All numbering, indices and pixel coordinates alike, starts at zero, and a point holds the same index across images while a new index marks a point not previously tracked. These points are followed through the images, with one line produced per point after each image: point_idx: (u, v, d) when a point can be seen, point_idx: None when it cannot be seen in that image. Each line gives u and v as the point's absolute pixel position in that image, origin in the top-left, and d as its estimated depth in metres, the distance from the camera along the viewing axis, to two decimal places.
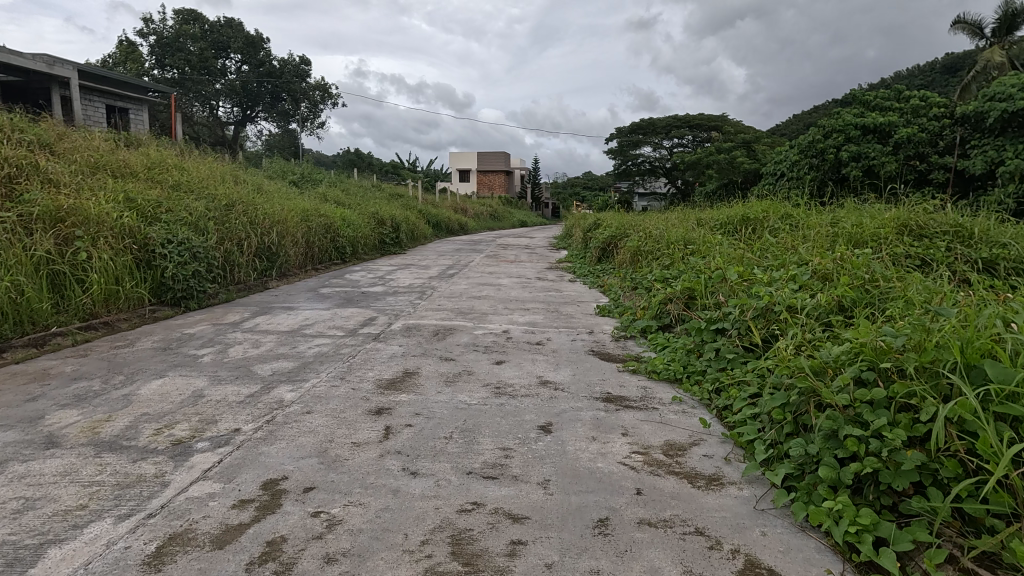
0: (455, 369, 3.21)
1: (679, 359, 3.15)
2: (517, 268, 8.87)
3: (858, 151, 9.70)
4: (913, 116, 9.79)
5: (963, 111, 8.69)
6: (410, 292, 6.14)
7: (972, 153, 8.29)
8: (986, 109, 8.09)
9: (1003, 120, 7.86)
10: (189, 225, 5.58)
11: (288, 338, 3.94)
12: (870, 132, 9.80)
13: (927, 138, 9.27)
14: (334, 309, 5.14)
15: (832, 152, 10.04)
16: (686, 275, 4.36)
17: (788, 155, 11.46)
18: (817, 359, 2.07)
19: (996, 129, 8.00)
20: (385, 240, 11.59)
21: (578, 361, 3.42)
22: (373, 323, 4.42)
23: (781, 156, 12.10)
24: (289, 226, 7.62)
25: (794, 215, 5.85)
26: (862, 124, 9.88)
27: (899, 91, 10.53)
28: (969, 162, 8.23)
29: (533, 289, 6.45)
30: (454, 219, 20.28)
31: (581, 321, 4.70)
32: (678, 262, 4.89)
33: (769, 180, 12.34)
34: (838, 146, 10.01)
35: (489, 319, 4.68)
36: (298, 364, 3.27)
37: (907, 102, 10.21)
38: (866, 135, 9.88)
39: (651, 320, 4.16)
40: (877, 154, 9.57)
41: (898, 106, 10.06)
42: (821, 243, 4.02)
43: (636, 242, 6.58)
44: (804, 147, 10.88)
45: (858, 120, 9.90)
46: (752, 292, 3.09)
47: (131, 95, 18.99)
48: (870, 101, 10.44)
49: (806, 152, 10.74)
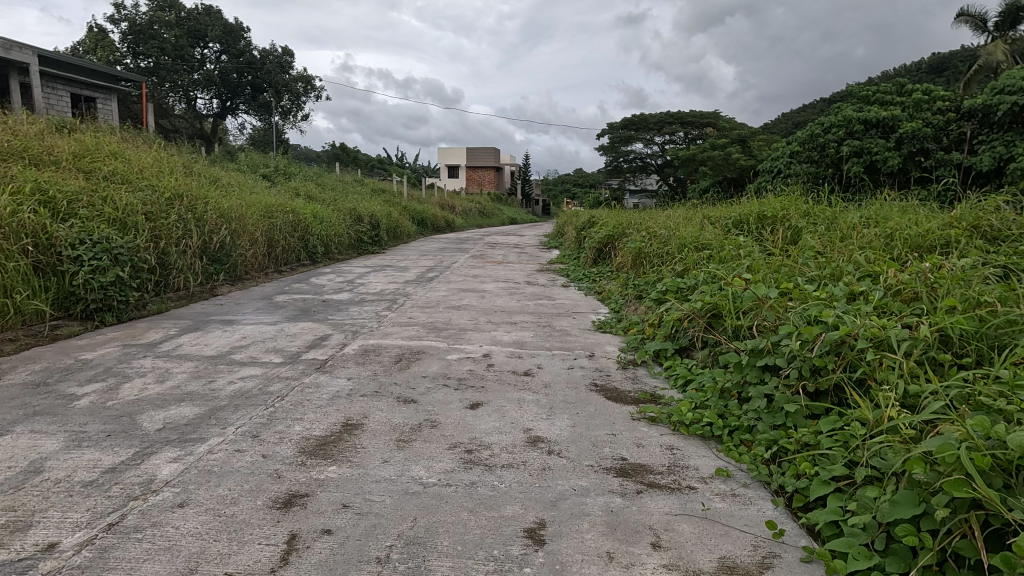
0: (414, 418, 2.38)
1: (712, 404, 2.38)
2: (505, 269, 8.07)
3: (859, 146, 9.14)
4: (917, 110, 9.13)
5: (971, 105, 8.22)
6: (379, 300, 5.32)
7: (981, 148, 7.77)
8: (996, 102, 7.65)
9: (1012, 113, 7.41)
10: (113, 222, 4.74)
11: (208, 368, 3.09)
12: (872, 126, 9.16)
13: (931, 133, 8.57)
14: (284, 323, 4.27)
15: (833, 146, 9.53)
16: (705, 285, 3.58)
17: (788, 150, 10.84)
18: (971, 446, 1.31)
19: (1004, 124, 7.54)
20: (363, 238, 10.70)
21: (578, 404, 2.62)
22: (324, 345, 3.58)
23: (780, 151, 11.43)
24: (245, 223, 6.75)
25: (821, 212, 5.08)
26: (864, 117, 9.25)
27: (902, 85, 9.97)
28: (978, 158, 7.71)
29: (521, 297, 5.66)
30: (441, 216, 19.41)
31: (578, 339, 3.91)
32: (694, 269, 4.11)
33: (767, 177, 11.67)
34: (839, 141, 9.45)
35: (467, 337, 3.85)
36: (204, 412, 2.43)
37: (910, 95, 9.62)
38: (868, 130, 9.26)
39: (664, 342, 3.39)
40: (877, 149, 8.92)
41: (899, 100, 9.40)
42: (875, 248, 3.26)
43: (638, 242, 5.81)
44: (803, 140, 10.42)
45: (861, 114, 9.29)
46: (811, 315, 2.32)
47: (99, 85, 17.85)
48: (871, 97, 9.95)
49: (806, 146, 10.20)
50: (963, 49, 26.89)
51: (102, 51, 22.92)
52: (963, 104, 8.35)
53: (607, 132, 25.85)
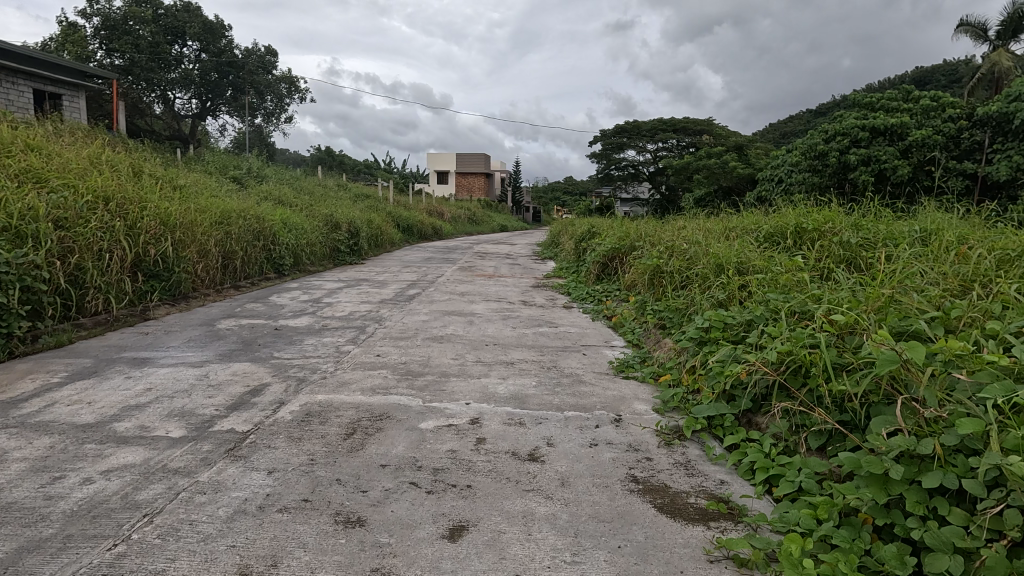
0: (357, 570, 1.44)
1: (843, 540, 1.46)
2: (496, 285, 7.16)
3: (867, 154, 8.58)
4: (925, 117, 8.72)
5: (984, 112, 7.86)
6: (345, 329, 4.36)
7: (995, 158, 7.39)
8: (1012, 110, 7.24)
9: None
10: (3, 233, 3.77)
11: (66, 449, 2.10)
12: (880, 134, 8.68)
13: (943, 142, 8.19)
14: (212, 365, 3.27)
15: (836, 155, 8.97)
16: (770, 324, 2.70)
17: (788, 158, 10.25)
18: None
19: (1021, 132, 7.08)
20: (340, 247, 9.67)
21: (620, 526, 1.69)
22: (252, 404, 2.60)
23: (782, 158, 10.69)
24: (194, 230, 5.76)
25: (872, 225, 4.27)
26: (871, 125, 8.76)
27: (908, 92, 9.44)
28: (993, 167, 7.33)
29: (517, 323, 4.75)
30: (427, 222, 18.40)
31: (595, 391, 2.97)
32: (742, 301, 3.23)
33: (769, 185, 10.85)
34: (842, 150, 8.92)
35: (451, 390, 2.91)
36: (2, 558, 1.45)
37: (917, 103, 9.11)
38: (874, 137, 8.77)
39: (718, 403, 2.49)
40: (887, 157, 8.38)
41: (907, 107, 8.88)
42: (1006, 282, 2.44)
43: (655, 257, 4.96)
44: (806, 148, 9.75)
45: (866, 121, 8.78)
46: (1009, 401, 1.45)
47: (64, 80, 16.51)
48: (875, 103, 9.42)
49: (807, 154, 9.57)
50: (952, 62, 26.81)
51: (72, 46, 21.48)
52: (975, 112, 8.02)
53: (600, 139, 25.22)
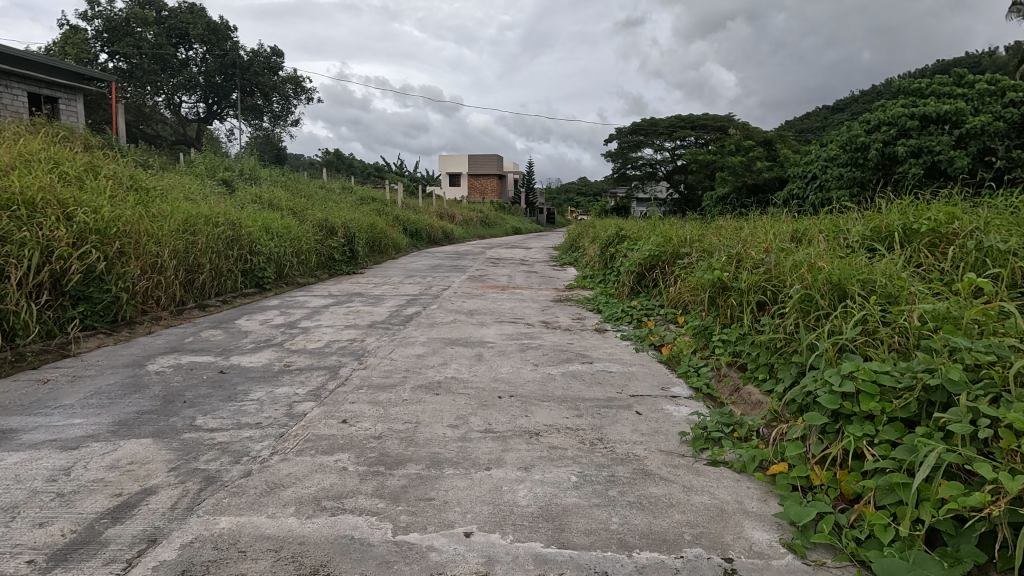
0: None
1: None
2: (510, 300, 6.06)
3: (918, 144, 7.27)
4: (981, 102, 7.50)
5: None
6: (314, 371, 3.27)
7: None
8: None
9: None
10: None
11: None
12: (933, 122, 7.39)
13: (1004, 129, 6.97)
14: (93, 445, 2.20)
15: (878, 147, 7.61)
16: (987, 400, 1.59)
17: (821, 152, 8.99)
18: None
19: None
20: (335, 256, 8.62)
21: None
22: (98, 548, 1.51)
23: (815, 151, 9.32)
24: (143, 241, 4.75)
25: (1016, 224, 3.15)
26: (921, 112, 7.48)
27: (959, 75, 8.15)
28: None
29: (540, 357, 3.64)
30: (437, 226, 17.27)
31: (677, 500, 1.83)
32: (891, 345, 2.11)
33: (800, 182, 9.42)
34: (887, 140, 7.59)
35: (442, 501, 1.79)
36: None
37: (971, 87, 7.85)
38: (924, 126, 7.49)
39: (920, 556, 1.37)
40: (941, 146, 7.08)
41: (960, 91, 7.67)
42: None
43: (716, 270, 3.80)
44: (842, 140, 8.47)
45: (915, 108, 7.49)
46: None
47: (60, 84, 15.52)
48: (921, 89, 8.11)
49: (845, 146, 8.26)
50: (980, 52, 25.44)
51: (72, 49, 20.59)
52: None
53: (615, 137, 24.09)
